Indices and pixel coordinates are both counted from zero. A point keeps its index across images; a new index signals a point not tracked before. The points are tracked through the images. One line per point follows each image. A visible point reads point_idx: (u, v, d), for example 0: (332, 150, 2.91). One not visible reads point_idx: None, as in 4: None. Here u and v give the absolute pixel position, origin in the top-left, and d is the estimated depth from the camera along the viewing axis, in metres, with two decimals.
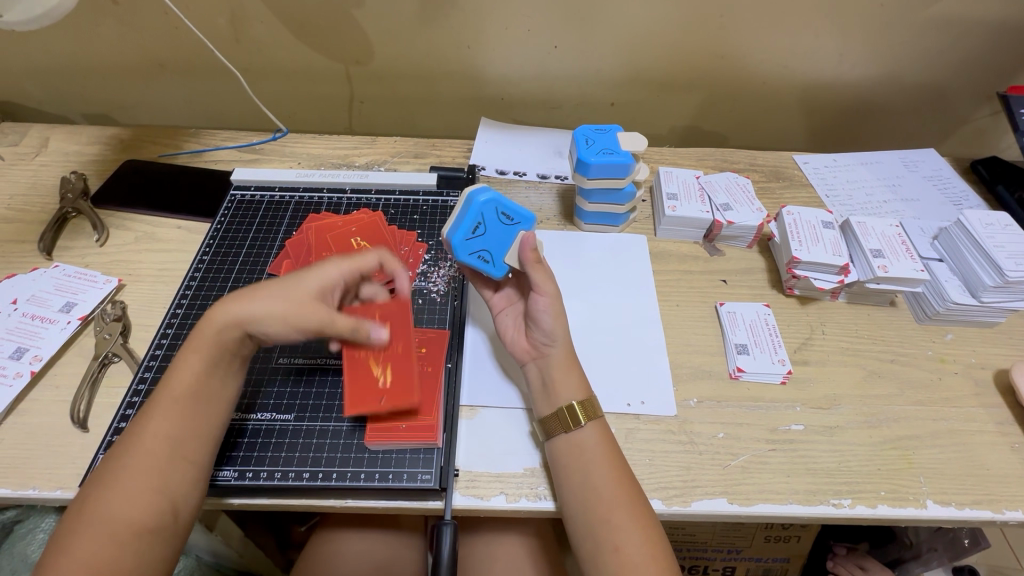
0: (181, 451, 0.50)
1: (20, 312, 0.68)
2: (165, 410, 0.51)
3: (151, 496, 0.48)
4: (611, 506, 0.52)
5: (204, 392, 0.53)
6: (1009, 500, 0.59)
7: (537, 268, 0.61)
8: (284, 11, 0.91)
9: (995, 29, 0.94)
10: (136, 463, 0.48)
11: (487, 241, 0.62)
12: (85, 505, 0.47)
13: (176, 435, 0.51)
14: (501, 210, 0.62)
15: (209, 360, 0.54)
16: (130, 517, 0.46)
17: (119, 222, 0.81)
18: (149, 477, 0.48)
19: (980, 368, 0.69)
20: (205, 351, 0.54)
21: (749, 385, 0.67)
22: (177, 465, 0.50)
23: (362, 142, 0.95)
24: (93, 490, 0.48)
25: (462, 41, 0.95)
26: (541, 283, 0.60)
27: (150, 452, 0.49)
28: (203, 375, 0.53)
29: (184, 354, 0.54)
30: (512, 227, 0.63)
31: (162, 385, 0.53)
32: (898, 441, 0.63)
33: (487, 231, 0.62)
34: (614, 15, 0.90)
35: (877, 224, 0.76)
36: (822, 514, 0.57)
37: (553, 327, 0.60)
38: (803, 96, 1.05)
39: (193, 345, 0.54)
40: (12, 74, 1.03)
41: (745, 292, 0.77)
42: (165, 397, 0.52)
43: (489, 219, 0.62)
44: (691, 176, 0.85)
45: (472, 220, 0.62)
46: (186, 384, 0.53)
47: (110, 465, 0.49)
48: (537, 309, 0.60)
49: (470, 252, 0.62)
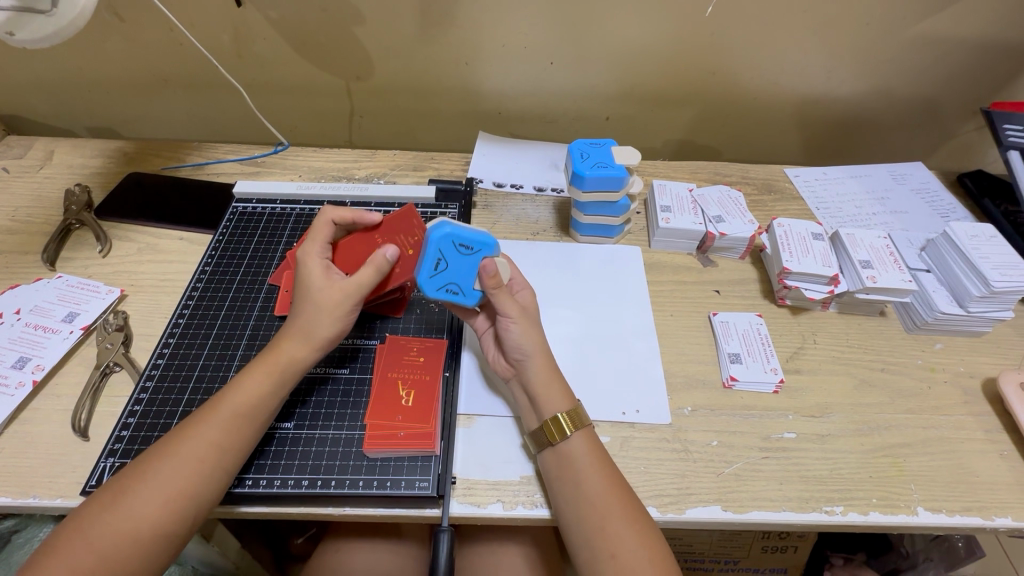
0: (228, 465, 0.52)
1: (23, 322, 0.69)
2: (221, 422, 0.53)
3: (179, 504, 0.49)
4: (605, 515, 0.53)
5: (262, 413, 0.55)
6: (997, 507, 0.60)
7: (500, 293, 0.60)
8: (287, 28, 0.93)
9: (978, 47, 0.96)
10: (181, 467, 0.50)
11: (453, 274, 0.60)
12: (115, 496, 0.48)
13: (225, 447, 0.52)
14: (458, 243, 0.59)
15: (275, 382, 0.56)
16: (152, 521, 0.48)
17: (122, 233, 0.82)
18: (186, 483, 0.50)
19: (969, 377, 0.71)
20: (275, 372, 0.56)
21: (743, 394, 0.68)
22: (214, 476, 0.51)
23: (361, 156, 0.97)
24: (127, 481, 0.49)
25: (461, 57, 0.97)
26: (504, 306, 0.60)
27: (188, 456, 0.51)
28: (265, 396, 0.55)
29: (252, 370, 0.57)
30: (473, 256, 0.60)
31: (223, 393, 0.55)
32: (889, 449, 0.64)
33: (448, 266, 0.60)
34: (609, 32, 0.93)
35: (866, 236, 0.77)
36: (815, 521, 0.58)
37: (522, 344, 0.60)
38: (793, 111, 1.07)
39: (261, 363, 0.57)
40: (18, 88, 1.05)
41: (738, 302, 0.78)
42: (217, 408, 0.54)
43: (447, 253, 0.59)
44: (684, 190, 0.87)
45: (431, 258, 0.59)
46: (249, 402, 0.55)
47: (154, 458, 0.50)
48: (505, 329, 0.61)
49: (437, 288, 0.60)
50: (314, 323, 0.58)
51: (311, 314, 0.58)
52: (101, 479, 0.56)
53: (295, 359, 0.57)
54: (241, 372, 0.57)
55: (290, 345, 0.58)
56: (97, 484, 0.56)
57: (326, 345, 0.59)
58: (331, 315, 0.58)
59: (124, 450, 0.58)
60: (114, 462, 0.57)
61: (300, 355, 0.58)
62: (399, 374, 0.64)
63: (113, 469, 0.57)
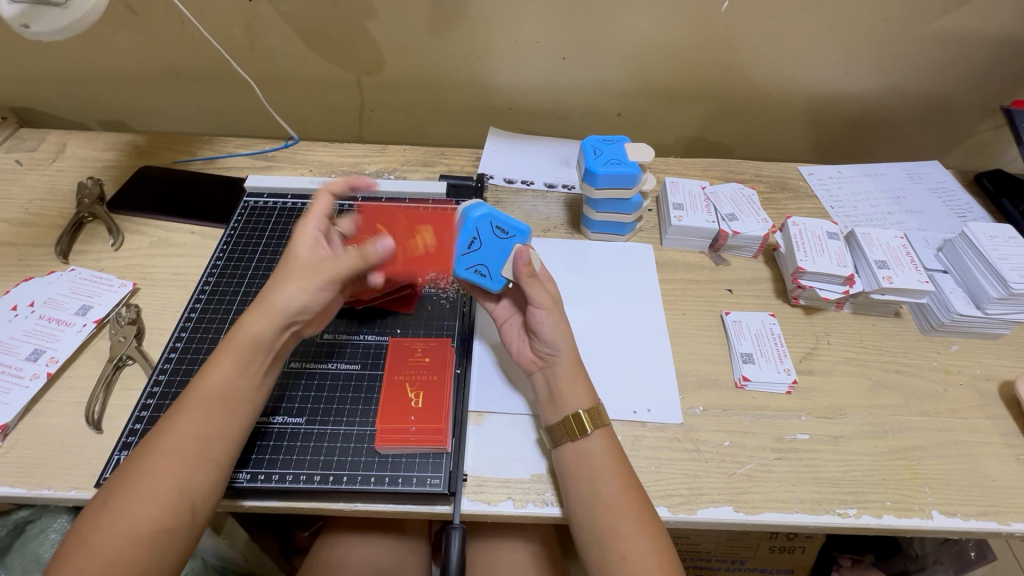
0: (206, 452, 0.52)
1: (37, 315, 0.70)
2: (191, 412, 0.53)
3: (171, 498, 0.49)
4: (616, 516, 0.53)
5: (234, 396, 0.55)
6: (1014, 511, 0.59)
7: (533, 283, 0.60)
8: (298, 22, 0.93)
9: (998, 43, 0.95)
10: (163, 460, 0.50)
11: (484, 254, 0.63)
12: (107, 501, 0.48)
13: (203, 436, 0.52)
14: (494, 226, 0.63)
15: (238, 363, 0.55)
16: (146, 518, 0.48)
17: (134, 227, 0.82)
18: (173, 477, 0.49)
19: (985, 380, 0.70)
20: (239, 355, 0.56)
21: (755, 394, 0.67)
22: (201, 466, 0.51)
23: (372, 150, 0.96)
24: (115, 486, 0.49)
25: (472, 51, 0.96)
26: (538, 297, 0.60)
27: (167, 448, 0.51)
28: (230, 379, 0.55)
29: (216, 357, 0.56)
30: (507, 241, 0.63)
31: (194, 382, 0.55)
32: (904, 451, 0.63)
33: (483, 246, 0.63)
34: (622, 27, 0.92)
35: (882, 235, 0.76)
36: (828, 523, 0.58)
37: (554, 338, 0.60)
38: (808, 108, 1.06)
39: (225, 347, 0.56)
40: (30, 81, 1.05)
41: (750, 301, 0.77)
42: (187, 398, 0.54)
43: (484, 233, 0.63)
44: (697, 187, 0.86)
45: (467, 235, 0.63)
46: (216, 387, 0.54)
47: (136, 459, 0.50)
48: (537, 321, 0.60)
49: (466, 265, 0.63)
50: (278, 296, 0.58)
51: (280, 286, 0.58)
52: (115, 472, 0.57)
53: (260, 337, 0.56)
54: (208, 361, 0.56)
55: (253, 324, 0.57)
56: (111, 476, 0.56)
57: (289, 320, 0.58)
58: (301, 287, 0.58)
59: (137, 443, 0.58)
60: (127, 456, 0.58)
61: (261, 331, 0.57)
62: (405, 376, 0.64)
63: None
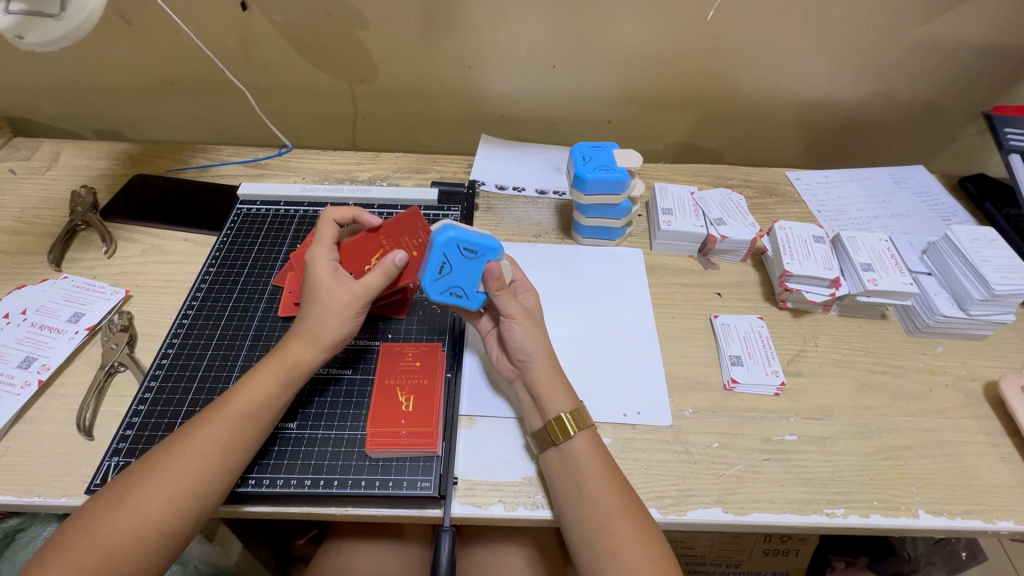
0: (230, 462, 0.52)
1: (29, 322, 0.70)
2: (229, 421, 0.53)
3: (183, 502, 0.49)
4: (605, 516, 0.53)
5: (269, 414, 0.56)
6: (999, 510, 0.60)
7: (503, 295, 0.61)
8: (291, 32, 0.94)
9: (978, 51, 0.97)
10: (187, 464, 0.50)
11: (456, 276, 0.61)
12: (122, 493, 0.49)
13: (231, 446, 0.53)
14: (463, 247, 0.59)
15: (281, 383, 0.56)
16: (156, 519, 0.48)
17: (127, 234, 0.83)
18: (192, 481, 0.50)
19: (970, 381, 0.71)
20: (281, 373, 0.57)
21: (744, 396, 0.68)
22: (221, 475, 0.52)
23: (365, 158, 0.97)
24: (133, 479, 0.50)
25: (464, 61, 0.98)
26: (508, 309, 0.61)
27: (193, 452, 0.51)
28: (271, 396, 0.56)
29: (260, 370, 0.57)
30: (478, 260, 0.60)
31: (231, 392, 0.55)
32: (890, 451, 0.64)
33: (453, 268, 0.60)
34: (611, 36, 0.94)
35: (867, 239, 0.77)
36: (816, 523, 0.58)
37: (525, 345, 0.60)
38: (795, 114, 1.07)
39: (269, 363, 0.57)
40: (25, 90, 1.06)
41: (739, 305, 0.78)
42: (223, 407, 0.54)
43: (451, 256, 0.59)
44: (686, 192, 0.87)
45: (436, 261, 0.59)
46: (257, 402, 0.55)
47: (162, 455, 0.51)
48: (509, 331, 0.61)
49: (440, 291, 0.61)
50: (320, 323, 0.58)
51: (320, 316, 0.58)
52: (105, 478, 0.57)
53: (303, 361, 0.58)
54: (249, 372, 0.57)
55: (298, 346, 0.58)
56: (101, 483, 0.56)
57: (334, 345, 0.59)
58: (341, 316, 0.59)
59: (128, 449, 0.59)
60: (118, 462, 0.58)
61: (308, 357, 0.58)
62: (396, 380, 0.64)
63: (116, 469, 0.57)
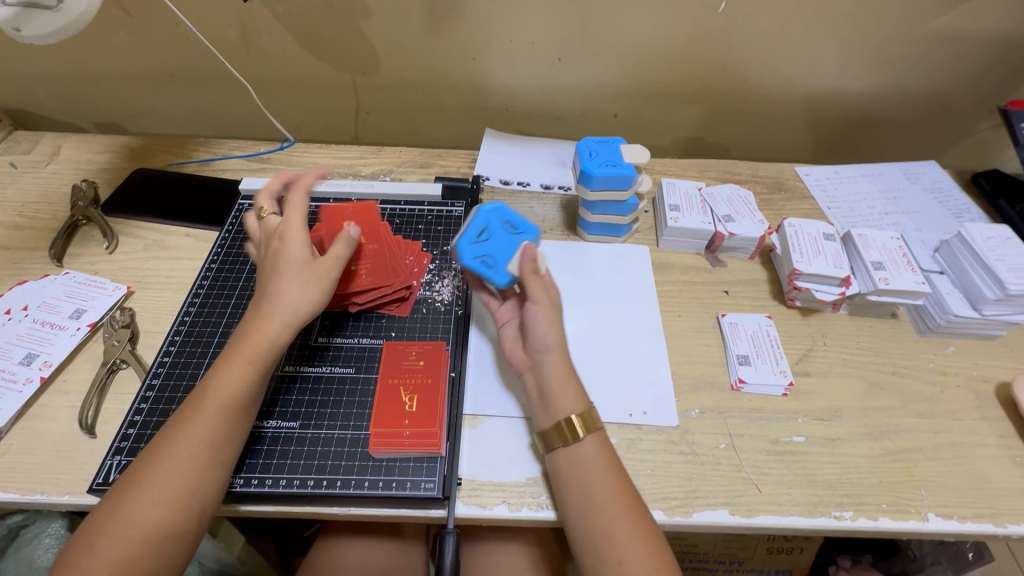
0: (218, 456, 0.52)
1: (30, 318, 0.69)
2: (209, 418, 0.52)
3: (181, 502, 0.49)
4: (612, 521, 0.52)
5: (247, 401, 0.54)
6: (1010, 513, 0.59)
7: (533, 278, 0.62)
8: (293, 24, 0.93)
9: (994, 44, 0.94)
10: (175, 465, 0.50)
11: (492, 248, 0.64)
12: (117, 503, 0.48)
13: (214, 440, 0.52)
14: (506, 221, 0.66)
15: (257, 370, 0.55)
16: (155, 522, 0.48)
17: (128, 229, 0.82)
18: (184, 482, 0.49)
19: (982, 381, 0.70)
20: (252, 359, 0.55)
21: (752, 397, 0.67)
22: (213, 470, 0.51)
23: (367, 152, 0.96)
24: (125, 489, 0.49)
25: (468, 53, 0.96)
26: (536, 293, 0.61)
27: (178, 454, 0.50)
28: (243, 384, 0.54)
29: (230, 360, 0.55)
30: (517, 236, 0.66)
31: (205, 387, 0.54)
32: (900, 453, 0.63)
33: (491, 238, 0.64)
34: (619, 28, 0.92)
35: (879, 237, 0.76)
36: (823, 526, 0.57)
37: (545, 335, 0.60)
38: (804, 108, 1.06)
39: (239, 352, 0.55)
40: (25, 82, 1.05)
41: (746, 303, 0.77)
42: (200, 403, 0.53)
43: (493, 226, 0.65)
44: (693, 188, 0.86)
45: (477, 225, 0.64)
46: (233, 392, 0.54)
47: (148, 463, 0.50)
48: (531, 317, 0.61)
49: (474, 254, 0.63)
50: (283, 292, 0.57)
51: (287, 290, 0.57)
52: (108, 477, 0.56)
53: (274, 342, 0.56)
54: (219, 363, 0.55)
55: (267, 326, 0.56)
56: (105, 482, 0.56)
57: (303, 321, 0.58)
58: (310, 288, 0.58)
59: (131, 448, 0.58)
60: (120, 460, 0.57)
61: (278, 335, 0.56)
62: (400, 379, 0.64)
63: (119, 467, 0.57)
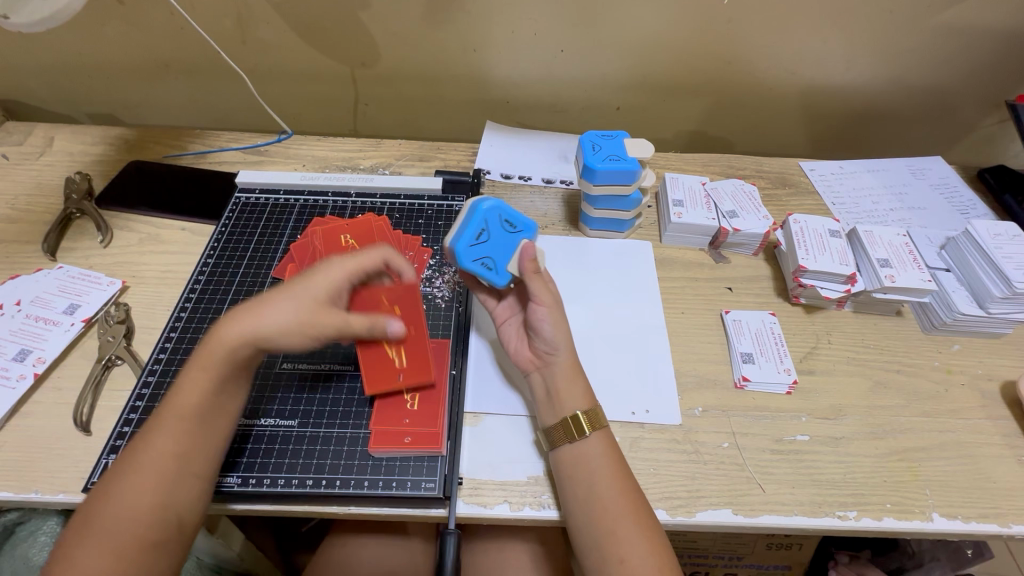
0: (188, 466, 0.51)
1: (24, 313, 0.68)
2: (170, 428, 0.51)
3: (154, 514, 0.48)
4: (615, 519, 0.52)
5: (211, 410, 0.53)
6: (1015, 513, 0.58)
7: (534, 278, 0.60)
8: (291, 14, 0.91)
9: (1003, 38, 0.93)
10: (142, 477, 0.49)
11: (491, 247, 0.61)
12: (86, 518, 0.47)
13: (179, 450, 0.50)
14: (503, 219, 0.63)
15: (214, 379, 0.53)
16: (129, 534, 0.47)
17: (123, 223, 0.81)
18: (154, 493, 0.48)
19: (987, 380, 0.69)
20: (208, 363, 0.53)
21: (755, 394, 0.66)
22: (184, 482, 0.50)
23: (367, 145, 0.95)
24: (94, 504, 0.48)
25: (468, 44, 0.95)
26: (540, 292, 0.59)
27: (144, 467, 0.49)
28: (205, 391, 0.53)
29: (190, 371, 0.53)
30: (514, 235, 0.63)
31: (166, 400, 0.53)
32: (904, 453, 0.62)
33: (490, 238, 0.61)
34: (623, 19, 0.90)
35: (885, 233, 0.75)
36: (827, 526, 0.57)
37: (554, 336, 0.59)
38: (809, 102, 1.04)
39: (196, 363, 0.53)
40: (17, 72, 1.03)
41: (750, 300, 0.76)
42: (162, 416, 0.52)
43: (491, 225, 0.62)
44: (697, 183, 0.85)
45: (475, 227, 0.61)
46: (191, 403, 0.52)
47: (114, 479, 0.49)
48: (535, 318, 0.59)
49: (472, 258, 0.60)
50: (262, 301, 0.54)
51: (267, 308, 0.54)
52: (102, 477, 0.55)
53: (235, 351, 0.53)
54: (179, 376, 0.54)
55: (223, 333, 0.54)
56: (99, 481, 0.55)
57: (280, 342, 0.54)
58: (293, 306, 0.53)
59: (126, 446, 0.57)
60: (115, 459, 0.57)
61: (231, 337, 0.53)
62: None
63: None
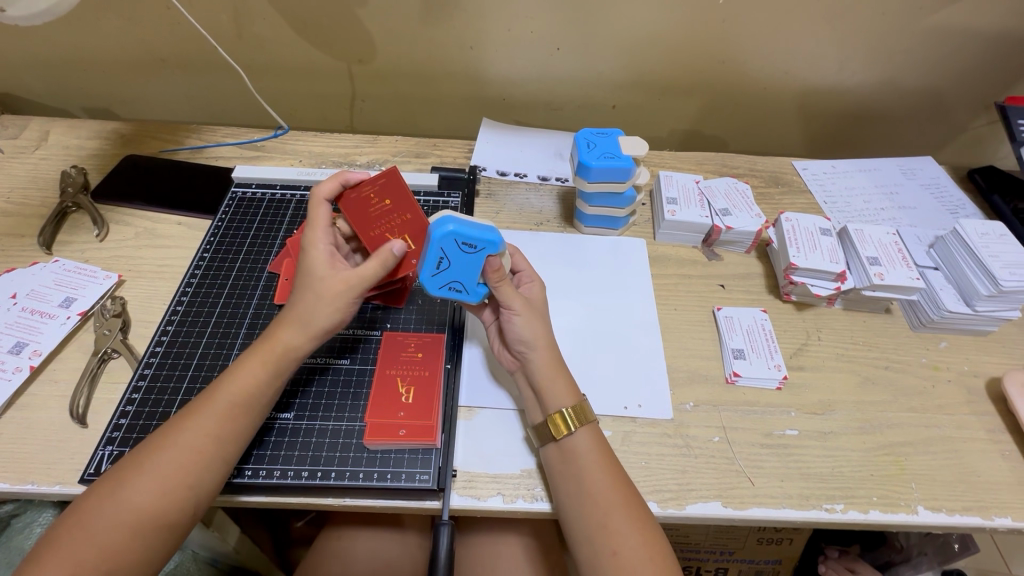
0: (222, 453, 0.51)
1: (19, 307, 0.68)
2: (217, 411, 0.52)
3: (179, 494, 0.49)
4: (606, 513, 0.53)
5: (260, 400, 0.55)
6: (998, 507, 0.60)
7: (501, 286, 0.59)
8: (287, 9, 0.91)
9: (993, 40, 0.94)
10: (178, 455, 0.50)
11: (455, 271, 0.59)
12: (112, 487, 0.48)
13: (221, 436, 0.52)
14: (459, 242, 0.58)
15: (270, 371, 0.55)
16: (150, 511, 0.47)
17: (119, 217, 0.81)
18: (183, 474, 0.49)
19: (973, 376, 0.70)
20: (270, 361, 0.55)
21: (745, 390, 0.67)
22: (212, 467, 0.51)
23: (363, 141, 0.95)
24: (125, 472, 0.49)
25: (465, 42, 0.95)
26: (507, 300, 0.59)
27: (186, 445, 0.50)
28: (260, 385, 0.55)
29: (248, 361, 0.55)
30: (477, 255, 0.58)
31: (218, 382, 0.54)
32: (891, 447, 0.63)
33: (452, 264, 0.59)
34: (618, 18, 0.91)
35: (875, 232, 0.76)
36: (815, 518, 0.58)
37: (525, 337, 0.59)
38: (802, 102, 1.05)
39: (257, 352, 0.56)
40: (12, 66, 1.03)
41: (742, 297, 0.77)
42: (212, 399, 0.53)
43: (450, 250, 0.58)
44: (691, 181, 0.86)
45: (433, 255, 0.59)
46: (243, 391, 0.54)
47: (150, 450, 0.50)
48: (508, 323, 0.60)
49: (439, 286, 0.60)
50: (312, 311, 0.56)
51: (311, 303, 0.56)
52: (99, 468, 0.56)
53: (292, 347, 0.56)
54: (237, 363, 0.56)
55: (287, 334, 0.56)
56: (96, 472, 0.56)
57: (324, 334, 0.57)
58: (332, 304, 0.56)
59: (122, 438, 0.58)
60: (112, 451, 0.57)
61: (297, 343, 0.56)
62: (398, 371, 0.64)
63: (111, 458, 0.57)
